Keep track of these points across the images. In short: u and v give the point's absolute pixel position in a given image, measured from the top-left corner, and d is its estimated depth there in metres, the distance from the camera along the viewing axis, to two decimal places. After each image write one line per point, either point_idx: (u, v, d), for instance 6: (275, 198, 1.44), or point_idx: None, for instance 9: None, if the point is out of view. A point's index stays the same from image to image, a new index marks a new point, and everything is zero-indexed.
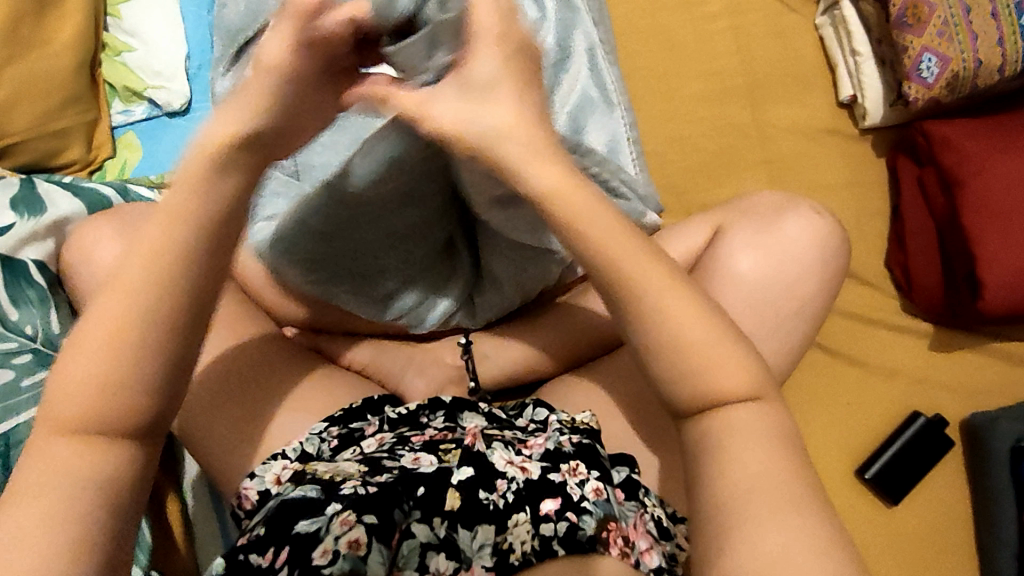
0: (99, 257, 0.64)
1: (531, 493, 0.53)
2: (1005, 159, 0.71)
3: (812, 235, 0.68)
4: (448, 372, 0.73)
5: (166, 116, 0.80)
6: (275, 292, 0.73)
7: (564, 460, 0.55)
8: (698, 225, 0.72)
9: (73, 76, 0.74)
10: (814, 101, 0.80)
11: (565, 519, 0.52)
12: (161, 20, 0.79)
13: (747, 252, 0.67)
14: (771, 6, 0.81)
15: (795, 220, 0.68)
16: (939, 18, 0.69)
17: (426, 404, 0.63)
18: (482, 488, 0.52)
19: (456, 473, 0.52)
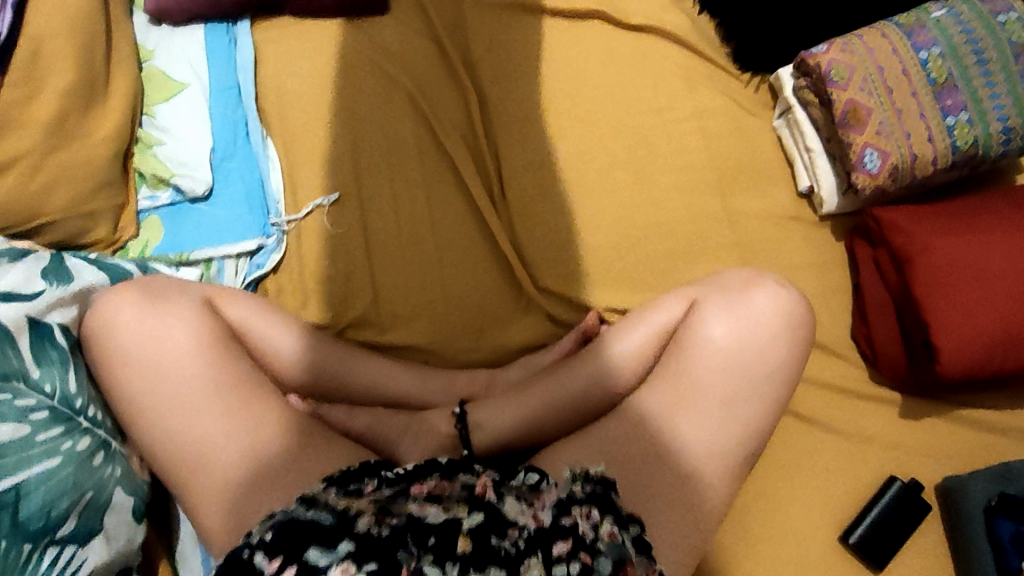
0: (118, 321, 0.69)
1: (541, 539, 0.58)
2: (948, 239, 0.79)
3: (777, 306, 0.74)
4: (442, 442, 0.78)
5: (188, 201, 0.87)
6: (280, 359, 0.77)
7: (576, 506, 0.60)
8: (668, 304, 0.78)
9: (107, 163, 0.82)
10: (776, 192, 0.89)
11: (579, 559, 0.57)
12: (190, 119, 0.89)
13: (721, 321, 0.74)
14: (734, 109, 0.91)
15: (761, 293, 0.75)
16: (876, 119, 0.79)
17: (423, 466, 0.65)
18: (492, 534, 0.58)
19: (467, 521, 0.58)
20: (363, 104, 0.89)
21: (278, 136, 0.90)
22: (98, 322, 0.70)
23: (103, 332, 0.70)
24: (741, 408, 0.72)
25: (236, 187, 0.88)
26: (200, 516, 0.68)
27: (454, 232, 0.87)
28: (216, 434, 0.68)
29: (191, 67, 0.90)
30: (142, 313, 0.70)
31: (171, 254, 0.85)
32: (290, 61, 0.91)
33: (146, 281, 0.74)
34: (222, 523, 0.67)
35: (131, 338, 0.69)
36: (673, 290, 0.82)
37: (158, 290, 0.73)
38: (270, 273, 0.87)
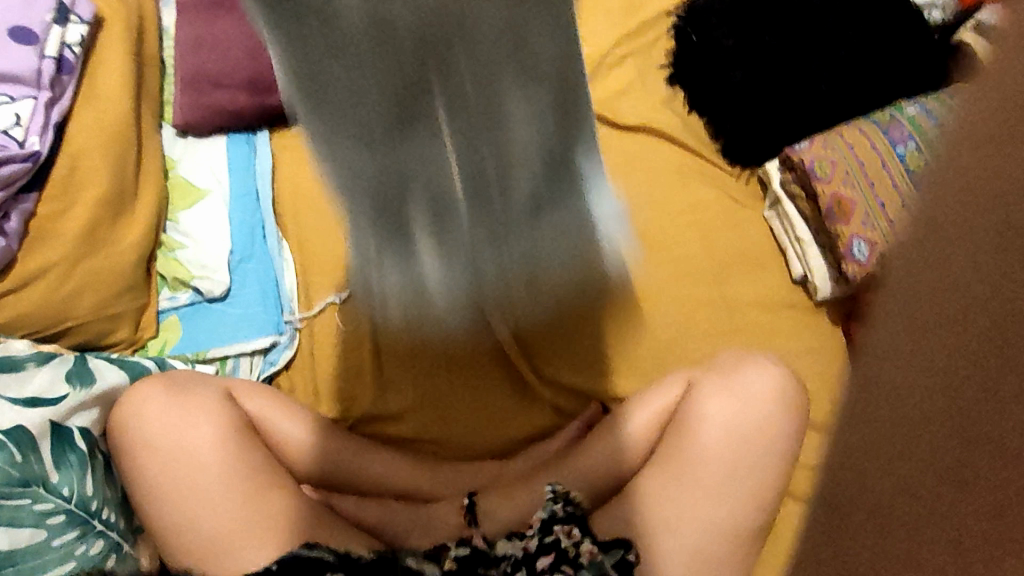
0: (142, 416, 0.73)
1: (526, 561, 0.69)
2: None
3: (769, 388, 0.78)
4: (451, 533, 0.80)
5: (206, 301, 0.92)
6: (296, 439, 0.80)
7: (558, 523, 0.71)
8: (670, 383, 0.82)
9: (132, 268, 0.87)
10: (771, 278, 0.92)
11: (561, 571, 0.68)
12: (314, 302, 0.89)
13: (714, 400, 0.78)
14: (724, 202, 0.96)
15: (752, 371, 0.79)
16: (860, 213, 0.83)
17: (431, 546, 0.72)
18: (480, 564, 0.69)
19: (455, 552, 0.70)
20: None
21: (293, 237, 0.95)
22: (122, 415, 0.74)
23: (127, 426, 0.73)
24: (740, 487, 0.76)
25: (250, 288, 0.92)
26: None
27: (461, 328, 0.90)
28: (221, 515, 0.71)
29: (211, 173, 0.97)
30: (168, 409, 0.74)
31: (190, 352, 0.89)
32: (304, 169, 0.98)
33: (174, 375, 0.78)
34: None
35: (158, 429, 0.73)
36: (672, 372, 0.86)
37: (182, 385, 0.77)
38: (283, 368, 0.90)
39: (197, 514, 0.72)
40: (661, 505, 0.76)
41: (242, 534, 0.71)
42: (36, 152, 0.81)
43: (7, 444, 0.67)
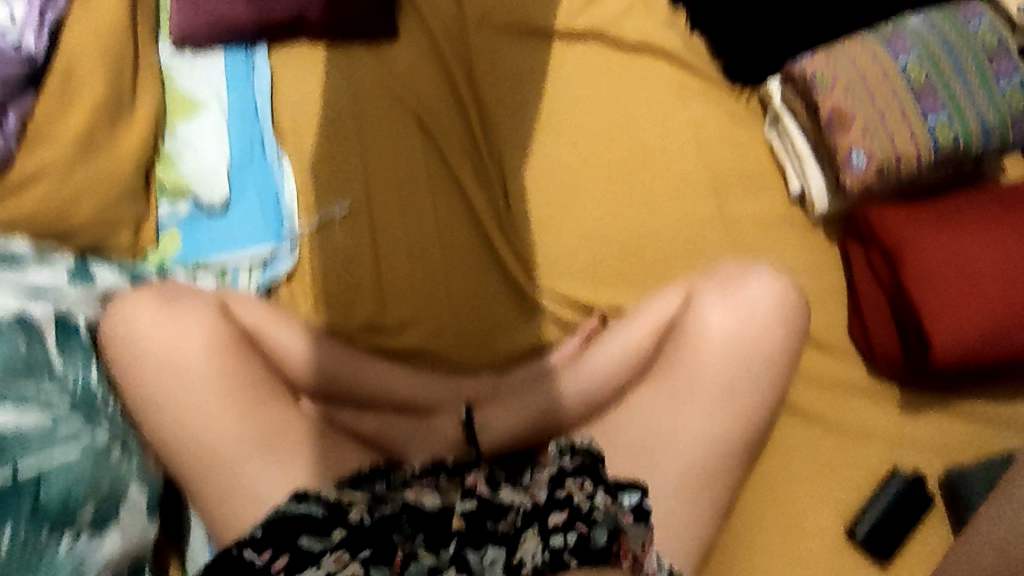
0: (138, 317, 0.73)
1: (535, 516, 0.65)
2: (938, 235, 0.81)
3: (773, 295, 0.78)
4: (449, 445, 0.79)
5: (206, 213, 0.92)
6: (289, 345, 0.78)
7: (568, 478, 0.69)
8: (667, 296, 0.81)
9: (131, 175, 0.87)
10: (770, 197, 0.93)
11: (577, 528, 0.62)
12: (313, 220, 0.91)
13: (716, 309, 0.79)
14: (725, 121, 0.96)
15: (758, 281, 0.79)
16: (860, 121, 0.83)
17: (430, 467, 0.73)
18: (486, 519, 0.65)
19: (459, 506, 0.66)
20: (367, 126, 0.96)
21: (292, 151, 0.95)
22: (115, 319, 0.73)
23: (121, 331, 0.73)
24: (742, 395, 0.77)
25: (249, 200, 0.92)
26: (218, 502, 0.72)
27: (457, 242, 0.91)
28: (224, 411, 0.72)
29: (207, 84, 0.95)
30: (160, 315, 0.73)
31: (190, 261, 0.89)
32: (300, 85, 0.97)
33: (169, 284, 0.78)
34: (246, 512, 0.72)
35: (149, 335, 0.73)
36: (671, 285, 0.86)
37: (176, 294, 0.77)
38: (284, 279, 0.90)
39: (200, 416, 0.72)
40: (655, 409, 0.77)
41: (249, 432, 0.73)
42: (34, 56, 0.82)
43: (12, 332, 0.68)
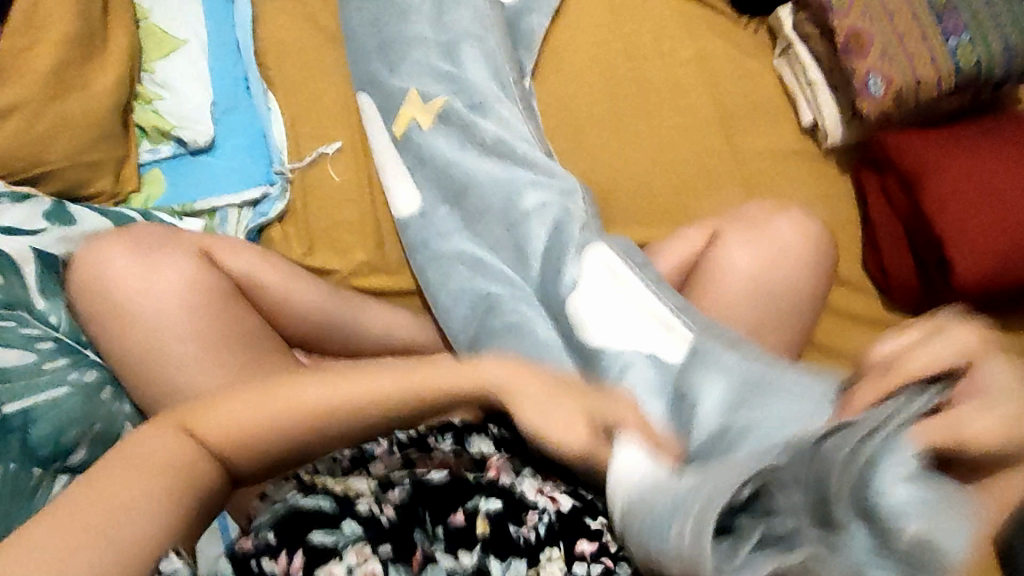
0: (106, 271, 0.68)
1: (564, 530, 0.59)
2: (956, 159, 0.78)
3: (803, 233, 0.76)
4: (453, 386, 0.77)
5: (189, 155, 0.87)
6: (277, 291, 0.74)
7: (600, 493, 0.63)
8: (694, 232, 0.79)
9: (110, 115, 0.82)
10: (780, 130, 0.89)
11: (603, 562, 0.58)
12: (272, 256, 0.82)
13: (743, 251, 0.76)
14: (732, 52, 0.92)
15: (786, 222, 0.77)
16: (877, 45, 0.79)
17: (435, 427, 0.65)
18: (511, 523, 0.59)
19: (484, 505, 0.59)
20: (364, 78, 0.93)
21: (279, 92, 0.91)
22: (82, 265, 0.69)
23: (89, 276, 0.68)
24: (770, 330, 0.75)
25: (237, 144, 0.87)
26: (161, 456, 0.57)
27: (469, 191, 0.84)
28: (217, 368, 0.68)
29: (188, 26, 0.91)
30: (131, 257, 0.68)
31: (175, 205, 0.84)
32: (286, 27, 0.94)
33: (134, 232, 0.72)
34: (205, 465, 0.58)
35: (118, 275, 0.68)
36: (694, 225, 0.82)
37: (148, 239, 0.71)
38: (275, 222, 0.86)
39: (188, 364, 0.67)
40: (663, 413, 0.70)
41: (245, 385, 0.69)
42: None
43: None
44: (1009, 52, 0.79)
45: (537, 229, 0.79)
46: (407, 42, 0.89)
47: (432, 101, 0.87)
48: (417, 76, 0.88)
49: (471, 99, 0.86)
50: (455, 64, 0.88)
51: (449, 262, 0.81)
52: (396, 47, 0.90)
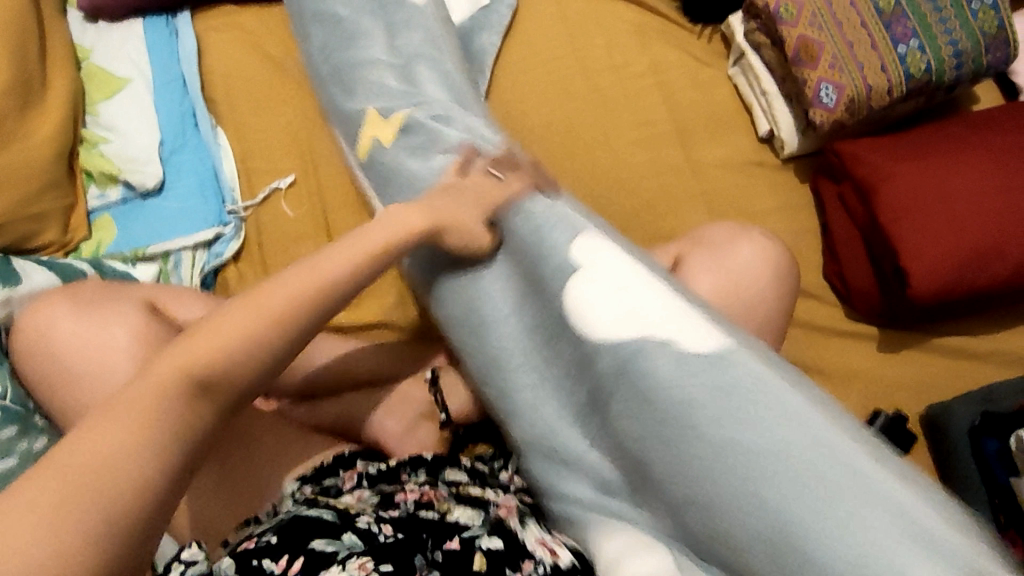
0: (53, 334, 0.68)
1: None
2: (909, 166, 0.78)
3: (762, 254, 0.76)
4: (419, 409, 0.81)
5: (139, 198, 0.85)
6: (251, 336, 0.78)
7: None
8: (661, 254, 0.79)
9: (52, 163, 0.80)
10: (737, 139, 0.89)
11: None
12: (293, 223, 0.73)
13: (707, 275, 0.75)
14: (686, 62, 0.91)
15: (748, 246, 0.77)
16: (827, 54, 0.78)
17: (408, 463, 0.71)
18: (509, 565, 0.57)
19: (486, 542, 0.58)
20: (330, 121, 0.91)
21: (229, 126, 0.90)
22: (28, 342, 0.69)
23: (39, 347, 0.68)
24: None
25: (187, 183, 0.86)
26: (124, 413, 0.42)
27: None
28: None
29: (133, 64, 0.90)
30: (80, 321, 0.69)
31: (128, 251, 0.82)
32: (233, 60, 0.93)
33: (79, 289, 0.72)
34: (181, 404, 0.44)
35: (71, 345, 0.68)
36: (660, 248, 0.81)
37: (94, 301, 0.70)
38: (230, 262, 0.85)
39: None
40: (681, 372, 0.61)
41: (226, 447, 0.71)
42: None
43: None
44: (959, 56, 0.79)
45: (521, 213, 0.65)
46: (361, 69, 0.83)
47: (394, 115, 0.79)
48: (375, 98, 0.81)
49: (431, 109, 0.78)
50: (415, 79, 0.82)
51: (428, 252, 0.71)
52: (349, 74, 0.84)
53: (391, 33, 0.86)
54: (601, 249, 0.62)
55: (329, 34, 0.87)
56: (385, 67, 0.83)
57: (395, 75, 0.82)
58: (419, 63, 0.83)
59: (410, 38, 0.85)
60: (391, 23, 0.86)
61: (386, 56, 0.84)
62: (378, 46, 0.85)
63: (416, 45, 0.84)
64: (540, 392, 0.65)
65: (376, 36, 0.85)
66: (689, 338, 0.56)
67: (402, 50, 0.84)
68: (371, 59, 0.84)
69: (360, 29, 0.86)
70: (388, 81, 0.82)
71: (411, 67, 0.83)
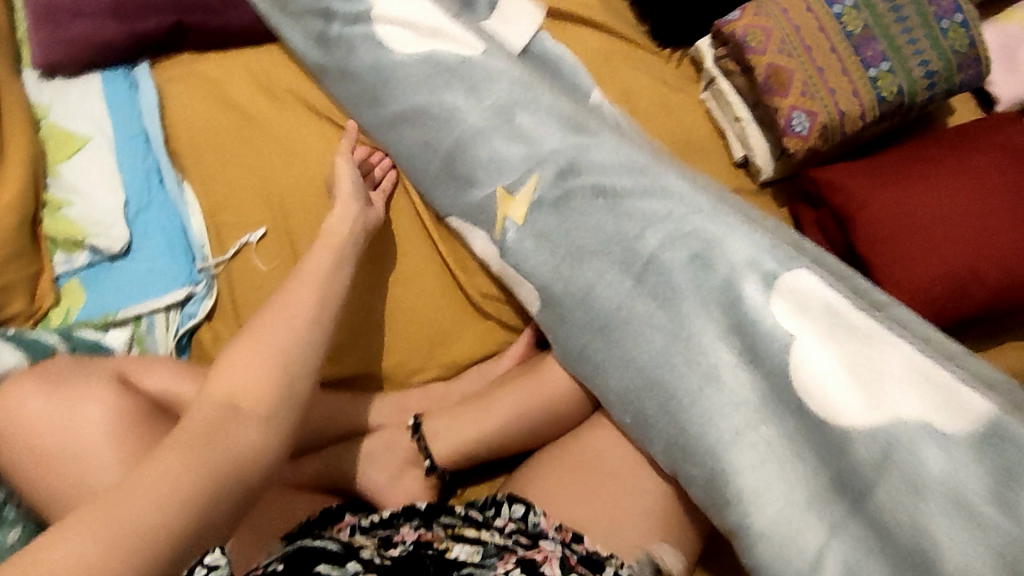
0: (21, 416, 0.66)
1: None
2: (887, 192, 0.77)
3: None
4: (404, 458, 0.80)
5: (107, 261, 0.83)
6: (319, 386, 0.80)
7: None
8: None
9: (15, 232, 0.78)
10: (712, 166, 0.87)
11: None
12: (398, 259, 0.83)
13: None
14: (658, 87, 0.90)
15: None
16: (798, 81, 0.77)
17: (402, 511, 0.71)
18: None
19: None
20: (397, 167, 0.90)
21: (195, 179, 0.88)
22: None
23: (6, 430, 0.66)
24: None
25: (156, 242, 0.84)
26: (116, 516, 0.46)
27: (381, 238, 0.86)
28: None
29: (92, 121, 0.88)
30: (49, 401, 0.67)
31: (98, 316, 0.81)
32: (196, 109, 0.90)
33: (49, 366, 0.70)
34: (186, 471, 0.49)
35: (37, 423, 0.66)
36: None
37: (65, 378, 0.69)
38: (205, 321, 0.84)
39: None
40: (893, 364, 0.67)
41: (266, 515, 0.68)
42: None
43: None
44: (930, 78, 0.78)
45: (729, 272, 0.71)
46: (468, 146, 0.83)
47: (523, 191, 0.80)
48: (487, 175, 0.82)
49: (560, 169, 0.80)
50: (517, 135, 0.82)
51: (620, 323, 0.74)
52: (436, 147, 0.84)
53: (456, 97, 0.84)
54: (814, 297, 0.69)
55: (401, 94, 0.86)
56: (490, 125, 0.82)
57: (500, 135, 0.82)
58: (513, 116, 0.82)
59: (501, 88, 0.84)
60: (453, 86, 0.84)
61: (475, 118, 0.83)
62: (466, 107, 0.83)
63: (488, 100, 0.83)
64: (765, 443, 0.66)
65: (451, 98, 0.84)
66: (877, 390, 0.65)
67: (486, 108, 0.83)
68: (447, 127, 0.84)
69: (433, 91, 0.85)
70: (497, 145, 0.82)
71: (508, 118, 0.82)
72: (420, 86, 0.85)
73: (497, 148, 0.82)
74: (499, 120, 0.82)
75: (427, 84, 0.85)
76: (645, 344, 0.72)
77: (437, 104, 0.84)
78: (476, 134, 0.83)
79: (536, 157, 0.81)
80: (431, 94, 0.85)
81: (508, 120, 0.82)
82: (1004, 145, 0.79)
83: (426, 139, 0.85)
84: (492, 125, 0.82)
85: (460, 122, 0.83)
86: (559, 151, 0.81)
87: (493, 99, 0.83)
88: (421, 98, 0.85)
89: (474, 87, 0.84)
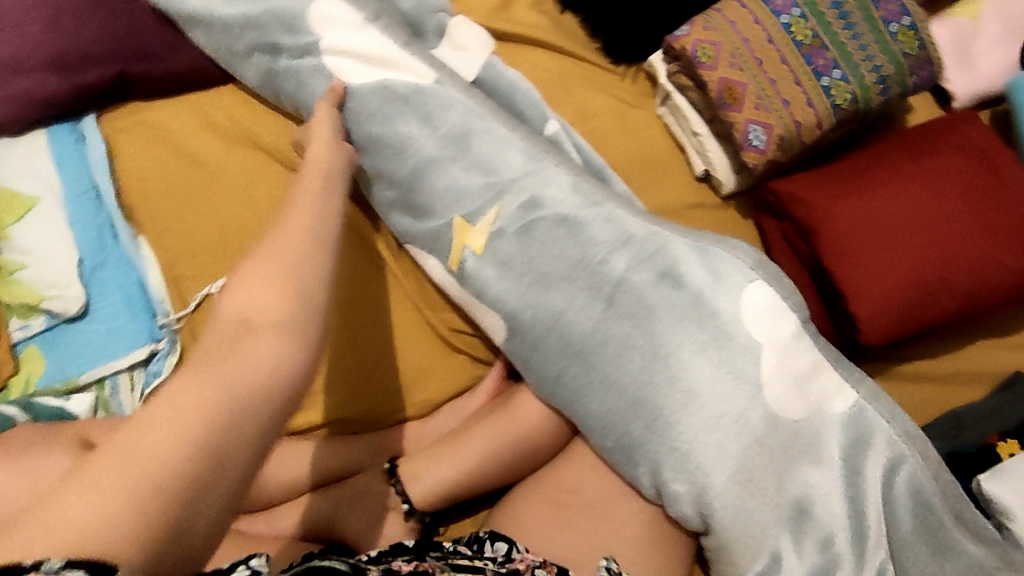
0: None
1: None
2: (848, 202, 0.76)
3: None
4: (382, 503, 0.79)
5: (65, 323, 0.82)
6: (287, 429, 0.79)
7: None
8: None
9: None
10: (674, 182, 0.86)
11: None
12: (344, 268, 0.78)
13: None
14: (614, 104, 0.89)
15: None
16: (752, 93, 0.76)
17: (391, 548, 0.66)
18: None
19: None
20: (357, 206, 0.89)
21: (151, 232, 0.86)
22: None
23: None
24: None
25: (113, 301, 0.83)
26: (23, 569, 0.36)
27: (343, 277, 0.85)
28: None
29: (41, 180, 0.85)
30: None
31: (59, 382, 0.79)
32: (147, 160, 0.89)
33: (9, 438, 0.69)
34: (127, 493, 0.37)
35: None
36: None
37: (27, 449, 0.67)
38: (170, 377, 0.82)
39: None
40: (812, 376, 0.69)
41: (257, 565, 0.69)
42: None
43: None
44: (884, 83, 0.78)
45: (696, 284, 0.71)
46: (423, 175, 0.81)
47: (482, 218, 0.78)
48: (447, 205, 0.80)
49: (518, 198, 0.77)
50: (473, 160, 0.80)
51: (597, 346, 0.72)
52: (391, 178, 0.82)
53: (409, 126, 0.81)
54: (776, 315, 0.69)
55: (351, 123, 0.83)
56: (443, 153, 0.80)
57: (455, 162, 0.80)
58: (467, 144, 0.80)
59: (453, 114, 0.81)
60: (404, 115, 0.82)
61: (429, 149, 0.81)
62: (423, 137, 0.81)
63: (441, 128, 0.81)
64: (740, 456, 0.66)
65: (401, 128, 0.81)
66: (821, 394, 0.68)
67: (440, 136, 0.81)
68: (400, 158, 0.81)
69: (385, 121, 0.82)
70: (448, 175, 0.80)
71: (463, 145, 0.80)
72: (372, 117, 0.82)
73: (450, 178, 0.80)
74: (452, 148, 0.80)
75: (377, 113, 0.82)
76: (610, 367, 0.71)
77: (389, 134, 0.82)
78: (431, 165, 0.81)
79: (489, 182, 0.79)
80: (383, 123, 0.82)
81: (462, 146, 0.80)
82: (961, 146, 0.79)
83: (380, 171, 0.83)
84: (445, 153, 0.80)
85: (412, 153, 0.81)
86: (513, 176, 0.78)
87: (447, 126, 0.81)
88: (373, 129, 0.82)
89: (424, 113, 0.82)
